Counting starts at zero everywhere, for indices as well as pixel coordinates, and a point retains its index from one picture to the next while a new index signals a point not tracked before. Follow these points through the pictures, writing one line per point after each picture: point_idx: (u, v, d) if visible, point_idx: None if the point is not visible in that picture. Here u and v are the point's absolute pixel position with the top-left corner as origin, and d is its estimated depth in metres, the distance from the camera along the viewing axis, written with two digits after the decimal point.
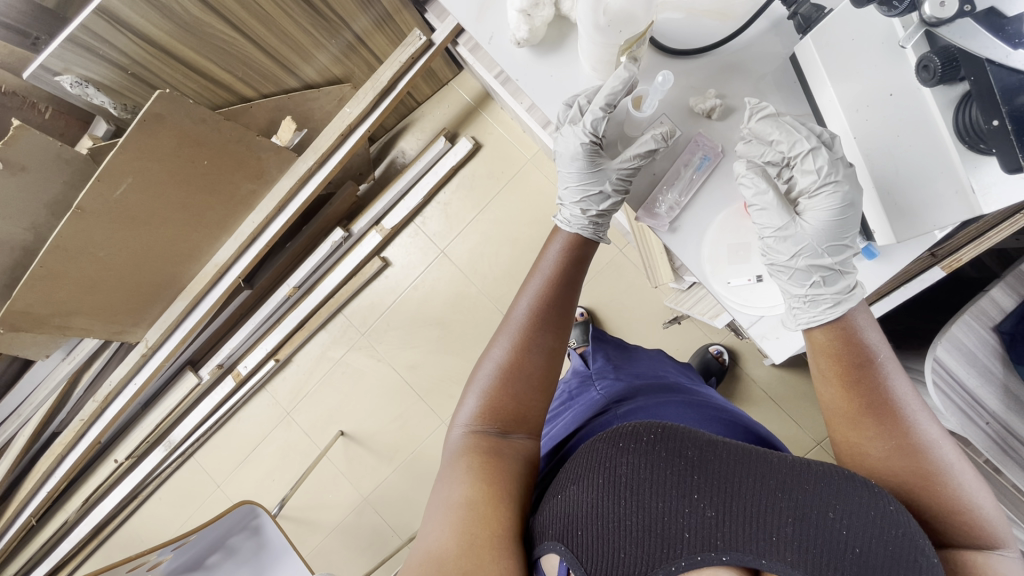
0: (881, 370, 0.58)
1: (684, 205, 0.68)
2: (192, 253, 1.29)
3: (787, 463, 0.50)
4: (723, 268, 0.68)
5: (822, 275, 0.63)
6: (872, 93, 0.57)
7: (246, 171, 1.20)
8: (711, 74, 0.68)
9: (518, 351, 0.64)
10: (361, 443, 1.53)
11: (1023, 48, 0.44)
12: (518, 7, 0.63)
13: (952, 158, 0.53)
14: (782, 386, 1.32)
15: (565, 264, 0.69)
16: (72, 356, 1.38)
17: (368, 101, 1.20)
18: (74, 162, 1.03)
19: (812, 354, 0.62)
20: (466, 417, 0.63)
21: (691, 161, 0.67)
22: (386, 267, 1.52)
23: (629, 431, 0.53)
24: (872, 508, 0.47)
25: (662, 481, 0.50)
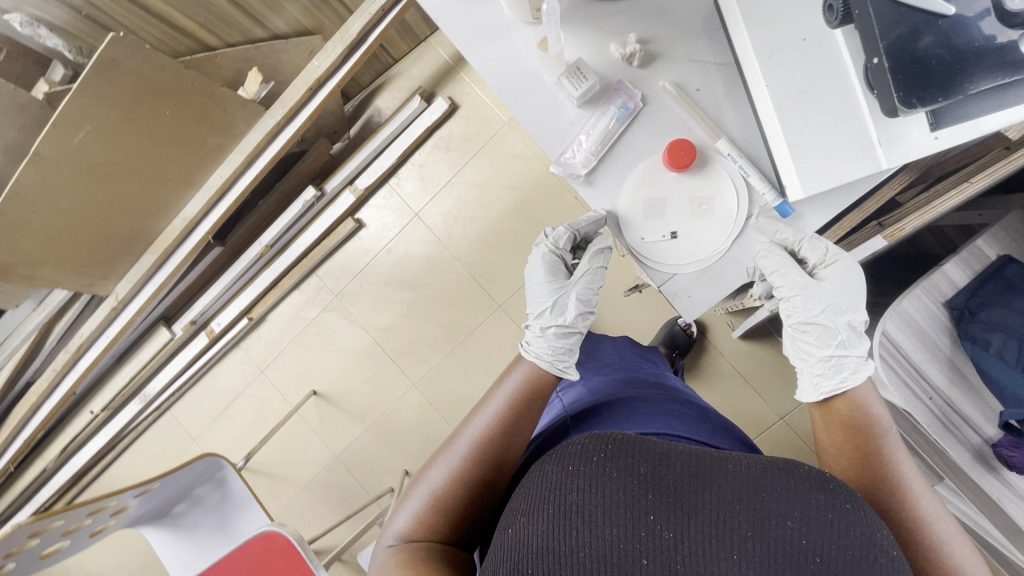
0: (886, 441, 0.55)
1: (601, 158, 0.72)
2: (160, 207, 1.27)
3: (742, 471, 0.45)
4: (638, 223, 0.72)
5: (842, 337, 0.64)
6: (786, 37, 0.59)
7: (211, 124, 1.18)
8: (636, 18, 0.71)
9: (460, 482, 0.58)
10: (333, 403, 1.55)
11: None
12: None
13: (861, 106, 0.58)
14: (749, 360, 1.33)
15: (524, 395, 0.64)
16: (44, 306, 1.38)
17: (338, 54, 1.15)
18: (30, 107, 1.01)
19: (826, 425, 0.60)
20: (398, 530, 0.58)
21: (611, 110, 0.70)
22: (360, 228, 1.51)
23: (579, 450, 0.48)
24: (830, 511, 0.43)
25: (615, 504, 0.43)
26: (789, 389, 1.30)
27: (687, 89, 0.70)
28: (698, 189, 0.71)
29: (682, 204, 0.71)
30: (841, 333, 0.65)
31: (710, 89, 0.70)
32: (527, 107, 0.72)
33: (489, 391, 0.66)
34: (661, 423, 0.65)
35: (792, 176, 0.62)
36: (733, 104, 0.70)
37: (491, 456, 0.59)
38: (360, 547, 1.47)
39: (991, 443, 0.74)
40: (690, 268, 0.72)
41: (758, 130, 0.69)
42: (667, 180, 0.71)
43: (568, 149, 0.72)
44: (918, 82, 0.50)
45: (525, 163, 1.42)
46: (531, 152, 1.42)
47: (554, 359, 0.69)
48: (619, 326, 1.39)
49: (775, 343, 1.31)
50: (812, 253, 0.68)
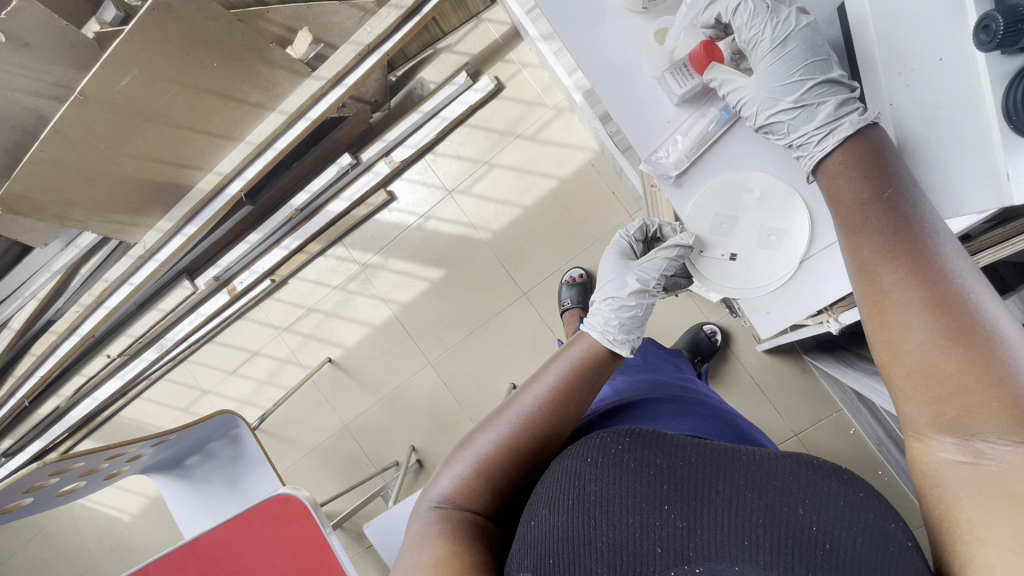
0: (909, 215, 0.47)
1: (693, 160, 0.69)
2: (196, 160, 1.25)
3: (757, 462, 0.44)
4: (707, 235, 0.70)
5: (814, 108, 0.60)
6: (919, 60, 0.55)
7: (256, 81, 1.16)
8: None
9: (509, 452, 0.55)
10: (348, 372, 1.55)
11: None
12: None
13: (993, 142, 0.52)
14: (769, 373, 1.32)
15: (583, 370, 0.59)
16: (73, 246, 1.39)
17: (392, 21, 1.14)
18: (80, 45, 1.00)
19: (836, 208, 0.53)
20: (439, 492, 0.57)
21: (710, 113, 0.68)
22: (392, 201, 1.50)
23: (597, 443, 0.47)
24: (843, 499, 0.41)
25: (631, 492, 0.44)
26: (807, 406, 1.29)
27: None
28: (775, 221, 0.68)
29: (753, 232, 0.69)
30: (813, 112, 0.60)
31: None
32: (618, 96, 0.69)
33: (547, 361, 0.61)
34: (686, 424, 0.64)
35: None
36: None
37: (540, 430, 0.56)
38: (362, 517, 1.49)
39: None
40: (768, 286, 0.69)
41: None
42: (741, 198, 0.68)
43: (661, 148, 0.68)
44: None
45: (566, 153, 1.40)
46: (574, 143, 1.39)
47: (605, 330, 0.65)
48: (644, 326, 1.38)
49: (799, 359, 1.30)
50: (748, 38, 0.64)
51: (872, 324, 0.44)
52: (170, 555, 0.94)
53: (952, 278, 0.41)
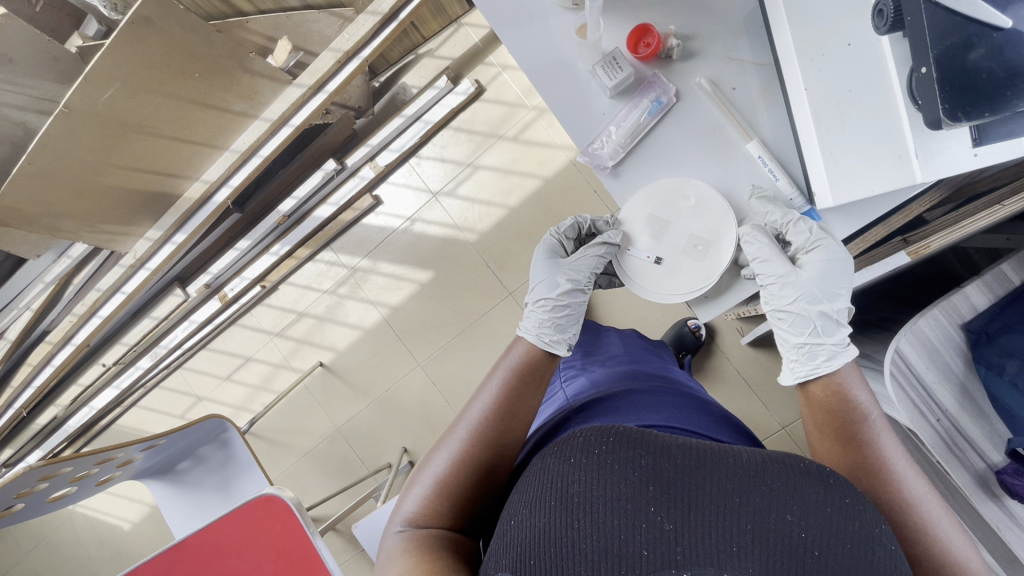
0: (869, 427, 0.55)
1: (628, 150, 0.71)
2: (183, 169, 1.28)
3: (743, 464, 0.44)
4: (643, 237, 0.72)
5: (820, 324, 0.66)
6: (829, 42, 0.58)
7: (237, 89, 1.18)
8: (679, 11, 0.70)
9: (465, 462, 0.58)
10: (340, 376, 1.57)
11: None
12: None
13: (901, 117, 0.56)
14: (755, 366, 1.32)
15: (523, 377, 0.65)
16: (65, 257, 1.41)
17: (369, 28, 1.14)
18: (63, 60, 1.03)
19: (809, 409, 0.62)
20: (403, 517, 0.58)
21: (642, 104, 0.69)
22: (378, 205, 1.52)
23: (580, 443, 0.47)
24: (830, 505, 0.43)
25: (617, 494, 0.43)
26: (793, 399, 1.29)
27: (723, 88, 0.69)
28: (702, 230, 0.69)
29: (680, 238, 0.70)
30: (816, 320, 0.66)
31: (748, 88, 0.69)
32: (554, 92, 0.71)
33: (490, 373, 0.66)
34: (662, 415, 0.65)
35: (824, 181, 0.62)
36: (769, 106, 0.68)
37: (491, 437, 0.60)
38: (355, 519, 1.50)
39: (995, 470, 0.73)
40: (697, 290, 0.69)
41: (791, 133, 0.67)
42: (676, 205, 0.70)
43: (596, 140, 0.71)
44: (963, 96, 0.49)
45: (547, 153, 1.41)
46: (556, 143, 1.41)
47: (540, 333, 0.70)
48: (629, 323, 1.38)
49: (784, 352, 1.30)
50: (796, 237, 0.68)
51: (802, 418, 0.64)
52: (158, 557, 0.95)
53: (903, 489, 0.50)
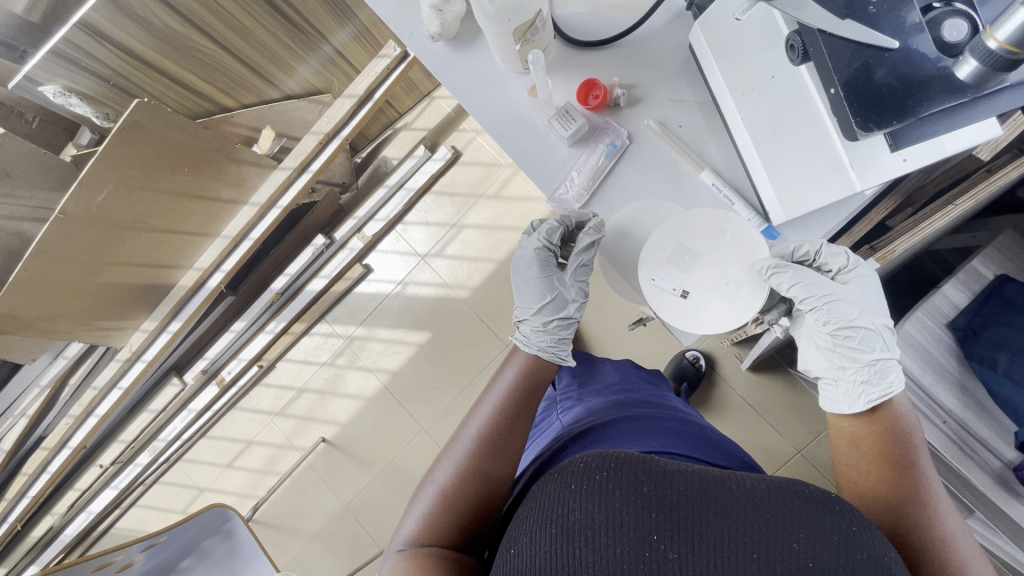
0: (920, 460, 0.58)
1: (592, 192, 0.73)
2: (176, 260, 1.31)
3: (747, 492, 0.44)
4: (656, 262, 0.69)
5: (872, 343, 0.68)
6: (757, 78, 0.64)
7: (225, 178, 1.23)
8: (620, 63, 0.73)
9: (463, 479, 0.61)
10: (343, 450, 1.54)
11: (847, 19, 0.53)
12: (428, 3, 0.66)
13: (832, 138, 0.60)
14: (760, 391, 1.31)
15: (518, 394, 0.68)
16: (61, 358, 1.41)
17: (346, 109, 1.22)
18: (58, 169, 1.08)
19: (859, 432, 0.63)
20: (404, 538, 0.60)
21: (600, 148, 0.72)
22: (369, 273, 1.55)
23: (580, 468, 0.46)
24: (836, 533, 0.42)
25: (619, 523, 0.42)
26: (803, 421, 1.28)
27: (670, 127, 0.72)
28: (738, 270, 0.68)
29: (714, 271, 0.68)
30: (871, 339, 0.68)
31: (692, 124, 0.71)
32: (517, 146, 0.74)
33: (487, 390, 0.70)
34: (660, 441, 0.65)
35: (774, 200, 0.65)
36: (715, 137, 0.71)
37: (491, 450, 0.63)
38: None
39: (1012, 467, 0.71)
40: (728, 325, 0.67)
41: (740, 161, 0.69)
42: (711, 239, 0.68)
43: (561, 185, 0.73)
44: (873, 107, 0.53)
45: (527, 206, 1.47)
46: (534, 196, 1.46)
47: (555, 348, 0.74)
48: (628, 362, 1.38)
49: (786, 373, 1.30)
50: (835, 262, 0.69)
51: (835, 443, 0.66)
52: None
53: (943, 525, 0.54)
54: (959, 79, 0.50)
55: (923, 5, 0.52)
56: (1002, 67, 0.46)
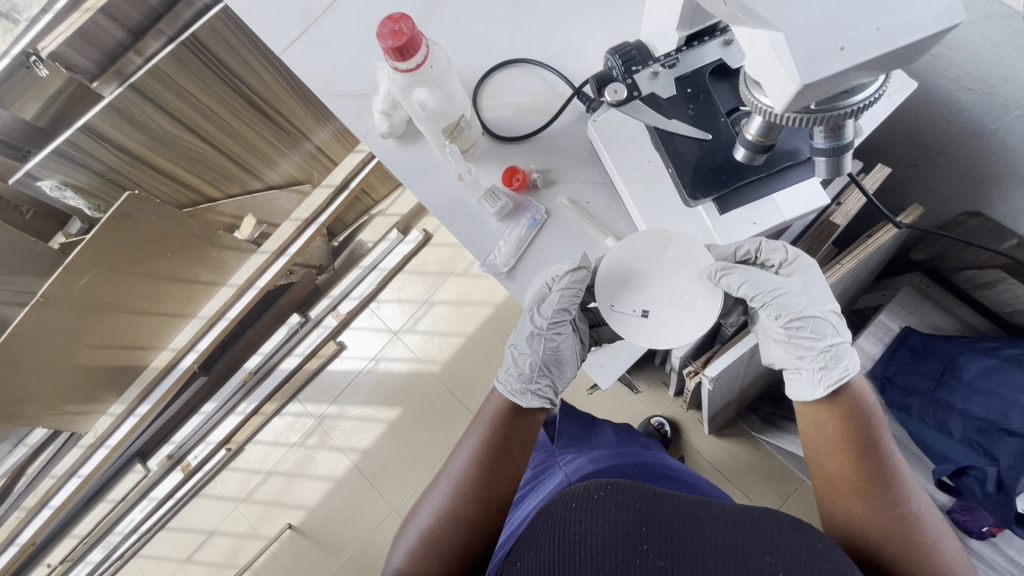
0: (881, 440, 0.62)
1: (517, 259, 0.80)
2: (151, 341, 1.35)
3: (725, 512, 0.53)
4: (613, 292, 0.70)
5: (826, 331, 0.69)
6: (640, 163, 0.74)
7: (206, 262, 1.30)
8: (539, 154, 0.81)
9: (446, 515, 0.66)
10: (310, 536, 1.48)
11: (673, 119, 0.71)
12: (379, 108, 0.78)
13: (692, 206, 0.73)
14: (726, 455, 1.33)
15: (496, 432, 0.71)
16: (21, 446, 1.39)
17: (324, 199, 1.33)
18: (46, 256, 1.15)
19: (820, 422, 0.65)
20: (395, 568, 0.66)
21: (522, 222, 0.79)
22: (342, 350, 1.58)
23: (580, 490, 0.55)
24: (803, 547, 0.50)
25: (614, 534, 0.52)
26: (772, 484, 1.29)
27: (582, 203, 0.80)
28: (689, 281, 0.70)
29: (665, 287, 0.70)
30: (824, 325, 0.69)
31: (599, 200, 0.79)
32: (456, 227, 0.81)
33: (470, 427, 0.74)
34: None
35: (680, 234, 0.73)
36: (620, 212, 0.79)
37: (469, 493, 0.67)
38: None
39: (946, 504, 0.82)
40: (689, 335, 0.68)
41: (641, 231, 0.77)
42: (656, 257, 0.70)
43: (491, 253, 0.80)
44: (708, 179, 0.70)
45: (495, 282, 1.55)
46: None
47: (526, 385, 0.74)
48: None
49: (749, 436, 1.33)
50: (775, 257, 0.72)
51: (801, 426, 0.68)
52: None
53: (907, 500, 0.59)
54: (742, 158, 0.66)
55: (730, 107, 0.72)
56: (763, 149, 0.62)
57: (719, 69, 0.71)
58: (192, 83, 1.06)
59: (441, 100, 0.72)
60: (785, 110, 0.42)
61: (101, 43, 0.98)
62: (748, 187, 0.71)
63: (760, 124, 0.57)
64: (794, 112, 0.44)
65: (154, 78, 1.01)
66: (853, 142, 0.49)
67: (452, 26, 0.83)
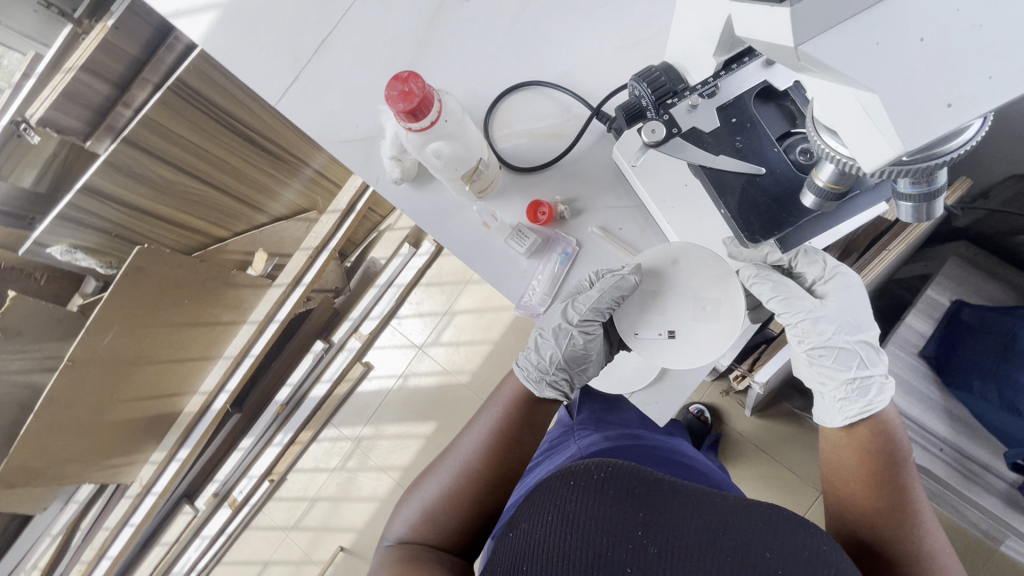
0: (903, 476, 0.60)
1: (553, 296, 0.79)
2: (181, 387, 1.35)
3: (732, 498, 0.47)
4: (634, 318, 0.74)
5: (858, 360, 0.68)
6: (673, 184, 0.72)
7: (223, 303, 1.29)
8: (561, 182, 0.78)
9: (448, 492, 0.66)
10: (363, 556, 1.49)
11: (722, 155, 0.66)
12: (388, 155, 0.74)
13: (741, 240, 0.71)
14: (770, 436, 1.31)
15: (508, 414, 0.70)
16: (71, 502, 1.41)
17: (332, 223, 1.32)
18: (67, 320, 1.14)
19: (841, 445, 0.65)
20: (395, 534, 0.67)
21: (554, 257, 0.78)
22: (370, 370, 1.58)
23: (579, 467, 0.50)
24: (807, 548, 0.44)
25: (606, 518, 0.46)
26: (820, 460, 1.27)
27: (612, 230, 0.77)
28: (705, 291, 0.71)
29: (683, 302, 0.72)
30: (855, 354, 0.68)
31: (632, 225, 0.77)
32: (483, 266, 0.79)
33: (483, 407, 0.73)
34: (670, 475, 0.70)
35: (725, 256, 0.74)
36: (653, 234, 0.77)
37: (476, 470, 0.66)
38: None
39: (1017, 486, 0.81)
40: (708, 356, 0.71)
41: None
42: (667, 273, 0.72)
43: (525, 293, 0.80)
44: (768, 224, 0.67)
45: None
46: None
47: (539, 372, 0.73)
48: None
49: (791, 413, 1.31)
50: (808, 270, 0.73)
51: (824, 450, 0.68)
52: None
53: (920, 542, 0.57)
54: (809, 205, 0.63)
55: (782, 132, 0.67)
56: (835, 197, 0.59)
57: (765, 91, 0.67)
58: (187, 128, 1.04)
59: (457, 148, 0.68)
60: (873, 165, 0.38)
61: (88, 102, 0.95)
62: (810, 223, 0.67)
63: (831, 171, 0.55)
64: (886, 166, 0.39)
65: (146, 129, 0.99)
66: (946, 186, 0.45)
67: (447, 44, 0.79)
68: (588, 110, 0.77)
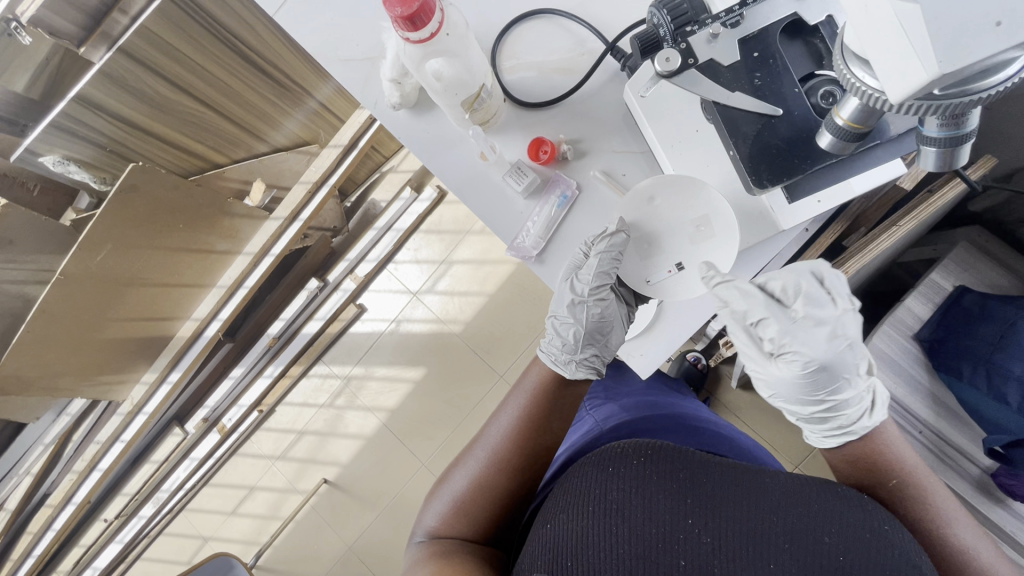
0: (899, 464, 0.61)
1: (548, 239, 0.76)
2: (175, 311, 1.35)
3: (779, 485, 0.54)
4: (644, 270, 0.73)
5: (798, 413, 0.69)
6: (684, 133, 0.70)
7: (218, 231, 1.27)
8: (566, 122, 0.76)
9: (478, 485, 0.64)
10: (345, 490, 1.54)
11: (737, 92, 0.65)
12: (388, 76, 0.71)
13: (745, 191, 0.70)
14: (752, 408, 1.32)
15: (535, 402, 0.68)
16: (64, 415, 1.44)
17: (333, 159, 1.28)
18: (59, 233, 1.13)
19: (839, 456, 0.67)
20: (426, 526, 0.66)
21: (551, 200, 0.75)
22: (363, 312, 1.58)
23: (617, 457, 0.58)
24: (867, 530, 0.51)
25: (655, 505, 0.54)
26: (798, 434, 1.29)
27: (615, 175, 0.75)
28: (688, 217, 0.70)
29: (678, 231, 0.71)
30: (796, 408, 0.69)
31: (636, 171, 0.75)
32: (477, 202, 0.77)
33: (509, 395, 0.71)
34: None
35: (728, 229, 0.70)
36: None
37: (504, 462, 0.65)
38: None
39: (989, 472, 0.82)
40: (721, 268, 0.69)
41: None
42: (648, 211, 0.71)
43: (520, 234, 0.76)
44: (776, 171, 0.66)
45: None
46: None
47: (564, 353, 0.72)
48: None
49: None
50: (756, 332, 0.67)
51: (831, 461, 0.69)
52: None
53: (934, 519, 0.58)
54: (827, 147, 0.62)
55: (803, 75, 0.66)
56: (853, 137, 0.58)
57: (793, 26, 0.65)
58: (185, 43, 0.99)
59: (460, 70, 0.65)
60: (901, 98, 0.36)
61: (81, 5, 0.90)
62: (819, 173, 0.66)
63: (854, 107, 0.54)
64: (913, 99, 0.36)
65: (142, 39, 0.94)
66: (976, 130, 0.43)
67: None
68: (602, 44, 0.74)
